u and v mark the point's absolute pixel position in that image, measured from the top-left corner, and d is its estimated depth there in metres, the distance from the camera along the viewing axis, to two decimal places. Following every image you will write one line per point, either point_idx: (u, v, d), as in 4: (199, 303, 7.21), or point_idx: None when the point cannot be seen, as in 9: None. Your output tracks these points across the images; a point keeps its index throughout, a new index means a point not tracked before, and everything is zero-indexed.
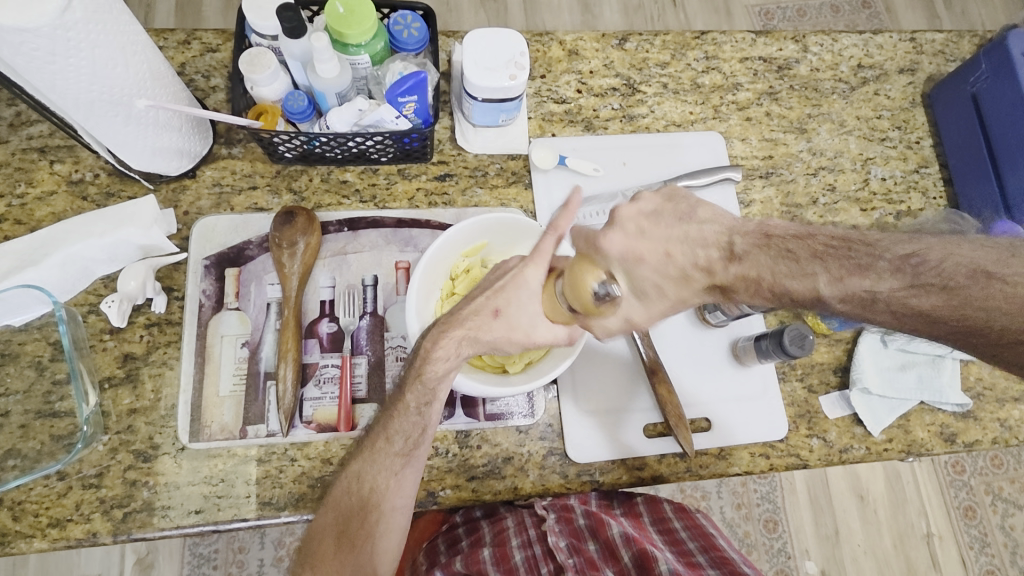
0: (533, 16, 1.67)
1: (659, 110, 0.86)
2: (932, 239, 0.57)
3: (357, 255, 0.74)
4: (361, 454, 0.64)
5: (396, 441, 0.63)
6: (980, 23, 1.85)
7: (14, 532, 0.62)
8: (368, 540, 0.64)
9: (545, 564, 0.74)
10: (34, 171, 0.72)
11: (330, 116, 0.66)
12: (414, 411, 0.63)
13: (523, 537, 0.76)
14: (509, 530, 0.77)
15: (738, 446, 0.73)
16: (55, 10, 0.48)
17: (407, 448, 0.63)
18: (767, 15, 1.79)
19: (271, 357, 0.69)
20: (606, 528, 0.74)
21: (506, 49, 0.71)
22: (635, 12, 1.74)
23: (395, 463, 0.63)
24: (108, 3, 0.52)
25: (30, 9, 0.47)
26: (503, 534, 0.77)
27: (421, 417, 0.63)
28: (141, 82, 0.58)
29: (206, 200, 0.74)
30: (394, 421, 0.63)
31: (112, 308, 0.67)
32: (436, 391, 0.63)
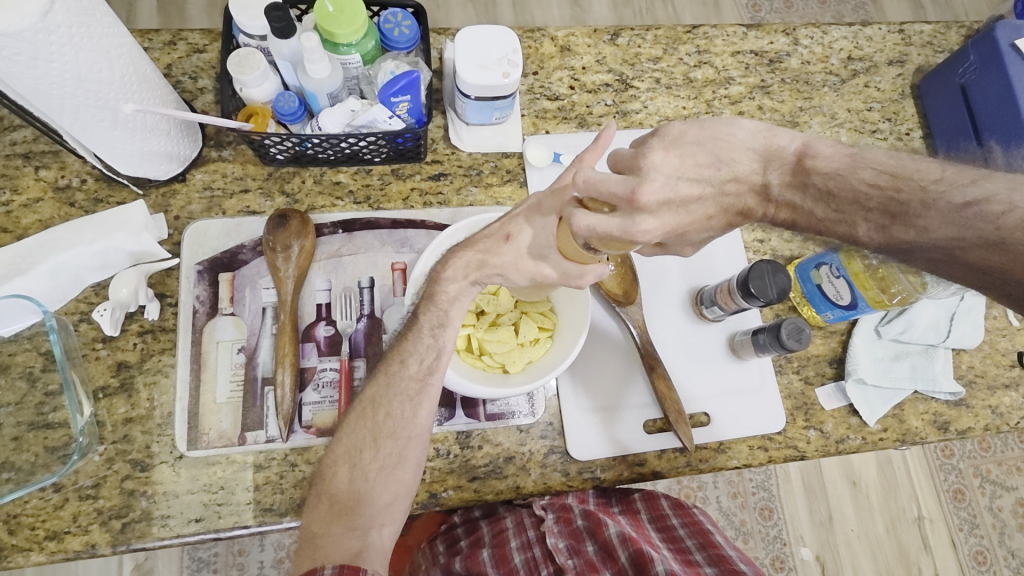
0: (522, 10, 1.66)
1: (653, 105, 0.86)
2: (997, 185, 0.52)
3: (352, 257, 0.73)
4: (375, 380, 0.64)
5: (410, 363, 0.63)
6: (964, 13, 1.87)
7: (11, 546, 0.61)
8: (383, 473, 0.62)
9: (545, 565, 0.74)
10: (19, 177, 0.70)
11: (323, 117, 0.65)
12: (427, 333, 0.63)
13: (523, 538, 0.75)
14: (509, 531, 0.76)
15: (736, 440, 0.74)
16: (35, 14, 0.47)
17: (422, 372, 0.63)
18: (756, 7, 1.80)
19: (268, 362, 0.68)
20: (603, 527, 0.73)
21: (497, 46, 0.71)
22: (624, 5, 1.73)
23: (411, 388, 0.62)
24: (89, 5, 0.51)
25: (9, 14, 0.46)
26: (502, 534, 0.76)
27: (434, 340, 0.63)
28: (126, 85, 0.57)
29: (197, 203, 0.73)
30: (407, 344, 0.64)
31: (105, 316, 0.65)
32: (451, 315, 0.64)
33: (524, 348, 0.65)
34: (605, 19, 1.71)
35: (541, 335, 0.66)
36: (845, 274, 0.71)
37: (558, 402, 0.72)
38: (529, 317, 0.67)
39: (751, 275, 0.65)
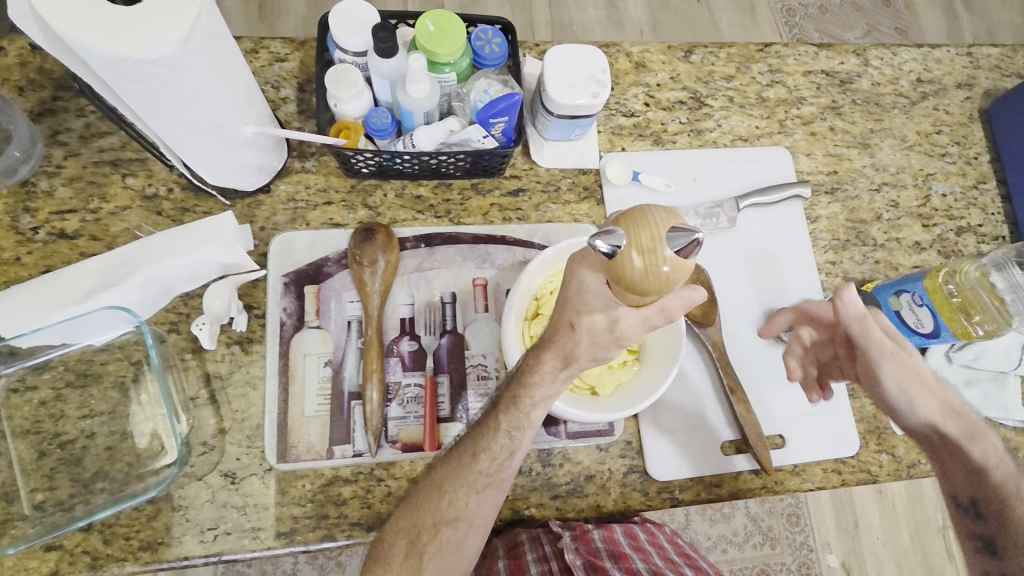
0: (559, 11, 1.64)
1: (727, 123, 0.86)
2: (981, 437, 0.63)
3: (434, 272, 0.73)
4: (446, 463, 0.63)
5: (484, 459, 0.61)
6: (1005, 27, 1.83)
7: (106, 555, 0.61)
8: (436, 557, 0.61)
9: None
10: (107, 184, 0.71)
11: (417, 134, 0.66)
12: (504, 433, 0.61)
13: (539, 552, 0.70)
14: (525, 543, 0.71)
15: (812, 463, 0.74)
16: (178, 42, 0.46)
17: (494, 470, 0.61)
18: (791, 13, 1.76)
19: (354, 376, 0.68)
20: (628, 556, 0.70)
21: (586, 65, 0.70)
22: (662, 8, 1.70)
23: (479, 482, 0.61)
24: (219, 27, 0.51)
25: (153, 41, 0.46)
26: (518, 548, 0.72)
27: (512, 440, 0.61)
28: (236, 104, 0.57)
29: (281, 215, 0.73)
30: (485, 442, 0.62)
31: (203, 331, 0.66)
32: (532, 417, 0.61)
33: (611, 370, 0.66)
34: (641, 21, 1.68)
35: (628, 357, 0.67)
36: (929, 303, 0.69)
37: (638, 421, 0.72)
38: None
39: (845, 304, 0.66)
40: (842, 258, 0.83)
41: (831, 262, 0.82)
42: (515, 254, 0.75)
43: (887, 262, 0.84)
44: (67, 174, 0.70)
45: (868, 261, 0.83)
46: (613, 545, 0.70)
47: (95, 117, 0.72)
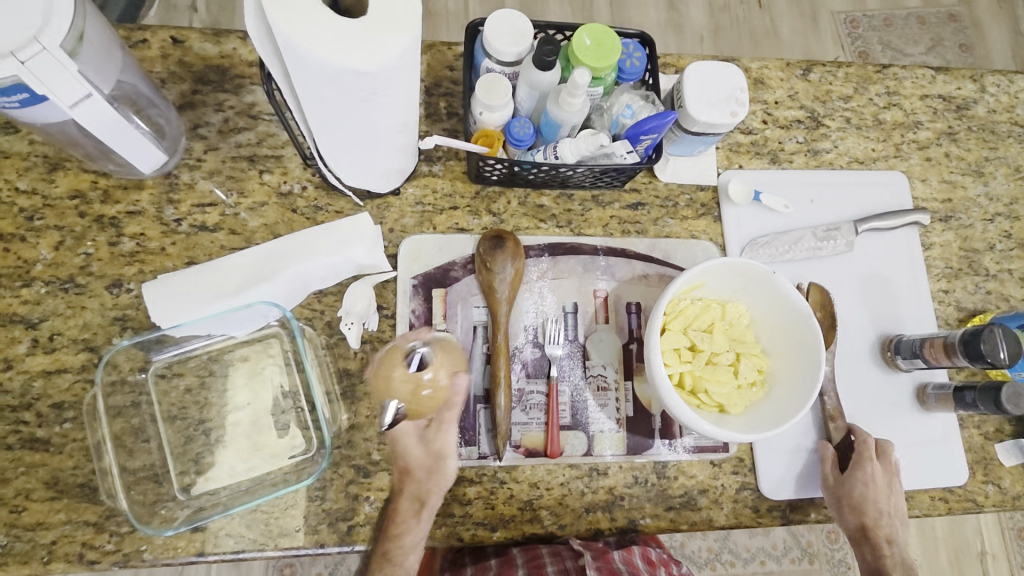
0: (620, 11, 1.59)
1: (843, 145, 0.85)
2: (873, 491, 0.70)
3: (557, 281, 0.74)
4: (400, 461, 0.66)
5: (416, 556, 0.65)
6: None
7: (249, 540, 0.63)
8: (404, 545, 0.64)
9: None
10: (244, 179, 0.72)
11: (561, 146, 0.66)
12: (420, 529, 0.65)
13: (560, 567, 0.68)
14: (544, 559, 0.69)
15: (919, 490, 0.75)
16: (395, 58, 0.48)
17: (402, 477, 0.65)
18: (853, 24, 1.70)
19: (480, 380, 0.70)
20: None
21: (725, 85, 0.71)
22: (720, 12, 1.64)
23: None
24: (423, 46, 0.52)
25: (374, 53, 0.47)
26: (538, 560, 0.69)
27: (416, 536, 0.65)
28: (410, 113, 0.58)
29: (409, 217, 0.74)
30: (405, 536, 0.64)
31: (352, 330, 0.68)
32: (434, 445, 0.65)
33: (741, 389, 0.66)
34: (700, 25, 1.63)
35: (757, 377, 0.67)
36: None
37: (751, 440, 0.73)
38: (747, 358, 0.67)
39: (984, 335, 0.66)
40: (955, 287, 0.82)
41: (944, 290, 0.82)
42: (635, 267, 0.76)
43: (999, 294, 0.83)
44: (207, 167, 0.72)
45: (980, 291, 0.83)
46: (630, 566, 0.70)
47: (233, 112, 0.73)
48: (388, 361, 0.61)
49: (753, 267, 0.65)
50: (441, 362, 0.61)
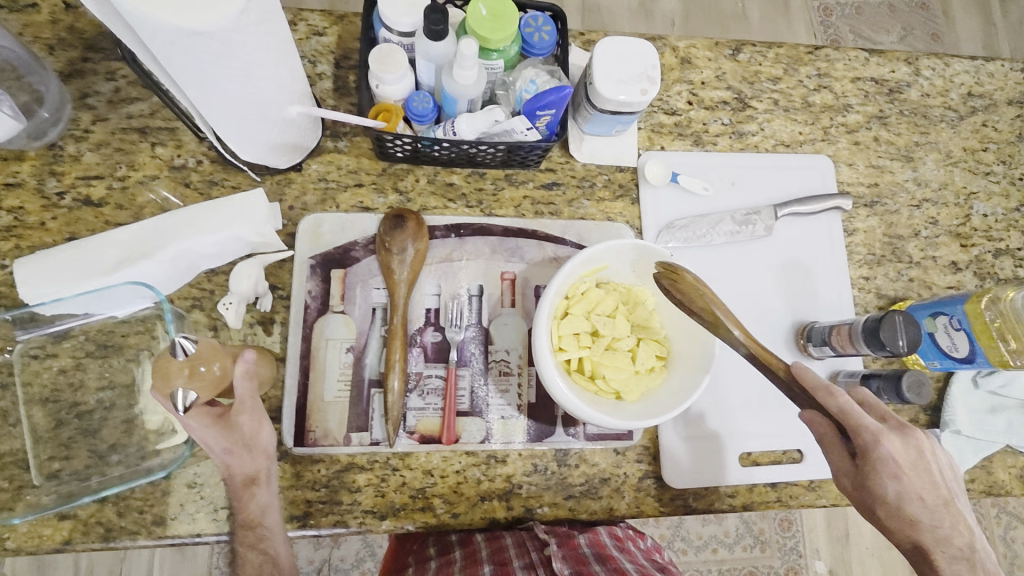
0: None
1: (769, 127, 0.83)
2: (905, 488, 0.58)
3: (463, 263, 0.72)
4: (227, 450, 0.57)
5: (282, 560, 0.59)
6: None
7: (119, 528, 0.61)
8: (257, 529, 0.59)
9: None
10: (134, 152, 0.68)
11: (459, 123, 0.63)
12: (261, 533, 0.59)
13: (525, 560, 0.64)
14: (508, 550, 0.65)
15: (827, 479, 0.74)
16: (232, 13, 0.44)
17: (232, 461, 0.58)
18: (826, 12, 1.66)
19: (376, 364, 0.68)
20: (616, 558, 0.64)
21: (638, 61, 0.67)
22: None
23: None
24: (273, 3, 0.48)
25: (208, 11, 0.43)
26: (503, 552, 0.65)
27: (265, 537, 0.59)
28: (282, 83, 0.55)
29: (311, 194, 0.71)
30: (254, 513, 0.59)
31: (230, 309, 0.65)
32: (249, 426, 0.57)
33: (638, 375, 0.65)
34: (672, 10, 1.59)
35: (656, 363, 0.66)
36: (968, 328, 0.68)
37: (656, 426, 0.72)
38: (647, 343, 0.66)
39: (884, 325, 0.63)
40: (876, 273, 0.82)
41: (864, 276, 0.81)
42: (545, 250, 0.74)
43: (921, 281, 0.82)
44: (93, 139, 0.68)
45: (902, 279, 0.82)
46: (599, 548, 0.65)
47: (125, 81, 0.69)
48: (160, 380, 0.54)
49: (652, 249, 0.63)
50: (205, 351, 0.55)
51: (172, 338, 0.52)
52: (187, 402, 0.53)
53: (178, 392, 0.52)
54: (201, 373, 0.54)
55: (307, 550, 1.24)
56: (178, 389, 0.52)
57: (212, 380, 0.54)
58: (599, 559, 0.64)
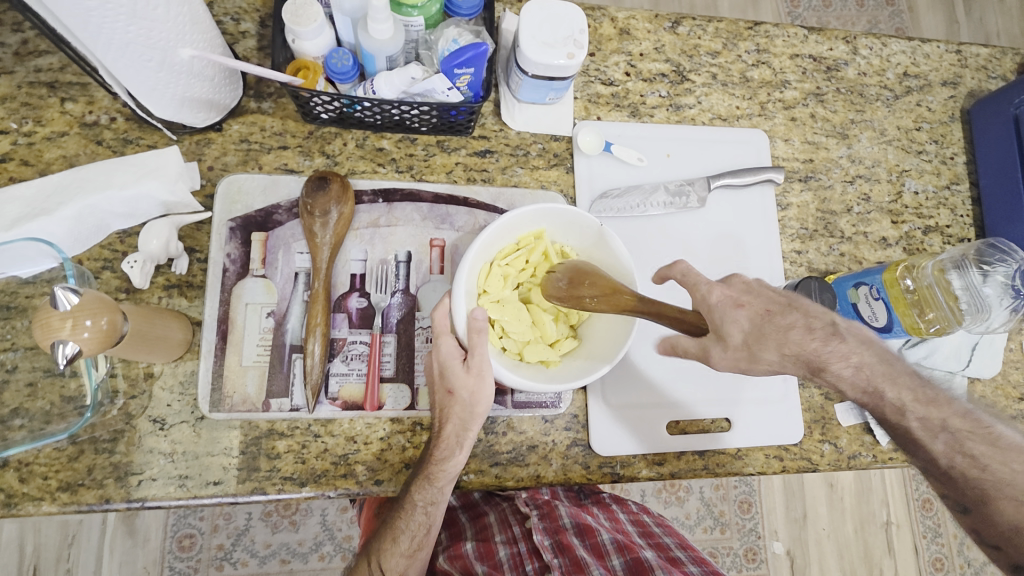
0: None
1: (706, 101, 0.83)
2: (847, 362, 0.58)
3: (391, 229, 0.71)
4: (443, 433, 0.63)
5: (403, 541, 0.66)
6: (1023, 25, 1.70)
7: (22, 494, 0.59)
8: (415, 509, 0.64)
9: (531, 562, 0.74)
10: (43, 107, 0.66)
11: (378, 80, 0.62)
12: (421, 510, 0.64)
13: (508, 535, 0.78)
14: (493, 526, 0.81)
15: (755, 448, 0.75)
16: None
17: (459, 434, 0.63)
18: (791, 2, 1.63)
19: (297, 329, 0.66)
20: (593, 531, 0.75)
21: (565, 24, 0.66)
22: None
23: (401, 564, 0.66)
24: None
25: None
26: (486, 531, 0.81)
27: (428, 516, 0.65)
28: (177, 30, 0.52)
29: (232, 155, 0.69)
30: (417, 494, 0.64)
31: (135, 269, 0.62)
32: (477, 412, 0.63)
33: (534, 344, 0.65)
34: None
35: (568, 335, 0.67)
36: (885, 297, 0.68)
37: (586, 393, 0.72)
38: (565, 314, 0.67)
39: None
40: (809, 248, 0.82)
41: (797, 250, 0.82)
42: (476, 217, 0.73)
43: (852, 256, 0.84)
44: None
45: (834, 253, 0.83)
46: (579, 521, 0.76)
47: (33, 33, 0.66)
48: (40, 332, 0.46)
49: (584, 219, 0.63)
50: (92, 303, 0.48)
51: (54, 289, 0.46)
52: (73, 357, 0.46)
53: (61, 346, 0.46)
54: (89, 327, 0.47)
55: (264, 534, 1.19)
56: (59, 343, 0.46)
57: (102, 333, 0.48)
58: (578, 532, 0.74)
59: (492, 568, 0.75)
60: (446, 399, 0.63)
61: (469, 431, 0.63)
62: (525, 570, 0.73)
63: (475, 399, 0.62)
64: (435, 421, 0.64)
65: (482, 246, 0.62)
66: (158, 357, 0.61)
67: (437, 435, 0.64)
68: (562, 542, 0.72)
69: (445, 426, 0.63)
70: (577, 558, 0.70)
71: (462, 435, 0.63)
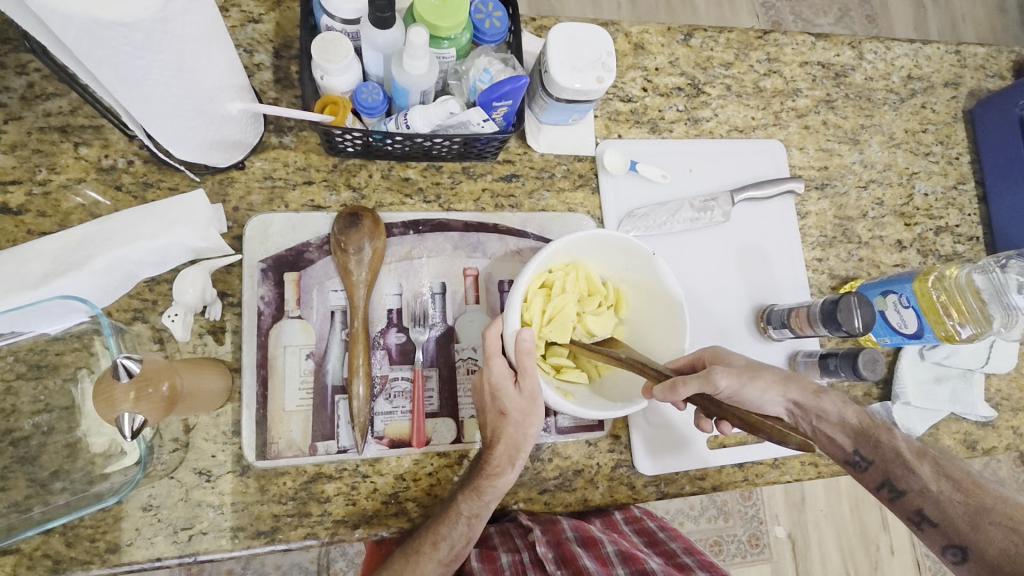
0: None
1: (723, 113, 0.84)
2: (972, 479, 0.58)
3: (424, 261, 0.70)
4: (493, 451, 0.62)
5: (442, 549, 0.61)
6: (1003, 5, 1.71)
7: (69, 559, 0.58)
8: (453, 524, 0.62)
9: (533, 572, 0.64)
10: (57, 154, 0.63)
11: (412, 114, 0.61)
12: (464, 522, 0.62)
13: (511, 545, 0.67)
14: (494, 538, 0.69)
15: (790, 456, 0.76)
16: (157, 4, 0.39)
17: (510, 453, 0.62)
18: None
19: (338, 369, 0.65)
20: (598, 541, 0.65)
21: (592, 47, 0.66)
22: None
23: (435, 570, 0.61)
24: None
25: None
26: (490, 540, 0.69)
27: (470, 529, 0.62)
28: (218, 77, 0.49)
29: (258, 194, 0.67)
30: (461, 504, 0.62)
31: (176, 322, 0.61)
32: (529, 434, 0.62)
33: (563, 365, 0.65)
34: None
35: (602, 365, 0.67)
36: (916, 305, 0.70)
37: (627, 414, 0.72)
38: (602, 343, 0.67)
39: (840, 306, 0.66)
40: (829, 254, 0.84)
41: (818, 258, 0.84)
42: (507, 243, 0.73)
43: (870, 260, 0.86)
44: (8, 140, 0.62)
45: (852, 258, 0.85)
46: (583, 532, 0.66)
47: (39, 75, 0.63)
48: (99, 404, 0.45)
49: (640, 250, 0.64)
50: (153, 371, 0.46)
51: (115, 358, 0.44)
52: (139, 430, 0.45)
53: (127, 420, 0.44)
54: (152, 396, 0.45)
55: (274, 556, 1.17)
56: (126, 415, 0.44)
57: (165, 399, 0.46)
58: (581, 544, 0.65)
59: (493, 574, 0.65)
60: (499, 420, 0.62)
61: (522, 453, 0.62)
62: None
63: (528, 420, 0.61)
64: (485, 442, 0.63)
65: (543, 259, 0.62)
66: (202, 409, 0.60)
67: (487, 455, 0.63)
68: (565, 553, 0.63)
69: (496, 447, 0.62)
70: (580, 569, 0.61)
71: (513, 456, 0.62)
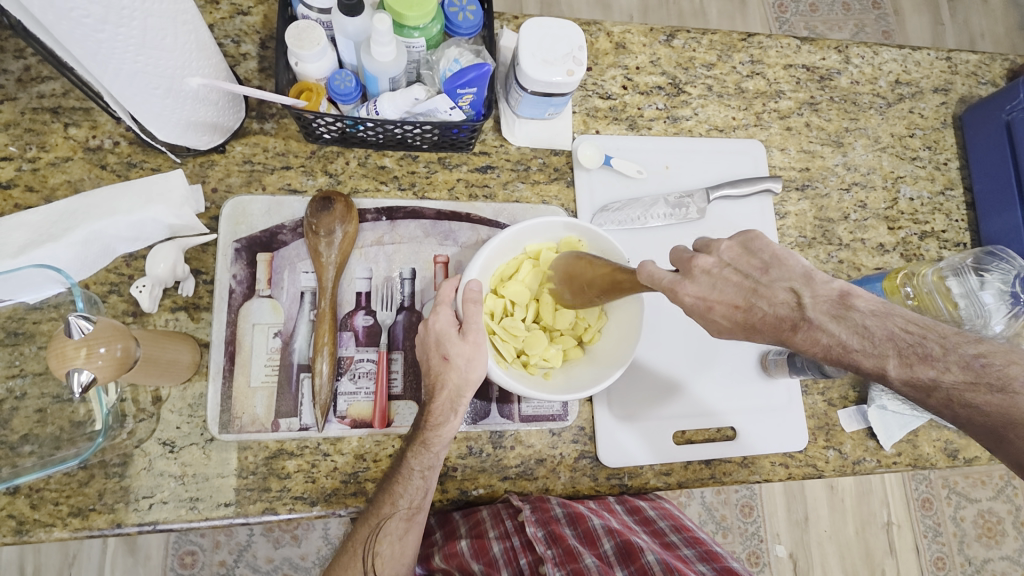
0: None
1: (703, 113, 0.84)
2: None
3: (395, 247, 0.71)
4: (437, 398, 0.62)
5: (401, 505, 0.62)
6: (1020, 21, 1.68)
7: (33, 521, 0.59)
8: (403, 481, 0.62)
9: (524, 555, 0.66)
10: (46, 133, 0.66)
11: (382, 101, 0.63)
12: (418, 476, 0.62)
13: (501, 528, 0.67)
14: (485, 522, 0.68)
15: (760, 456, 0.76)
16: None
17: (453, 402, 0.62)
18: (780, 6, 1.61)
19: (304, 348, 0.66)
20: (585, 516, 0.67)
21: (563, 41, 0.67)
22: None
23: (400, 527, 0.62)
24: None
25: None
26: (480, 525, 0.68)
27: (425, 481, 0.63)
28: (186, 56, 0.52)
29: (236, 176, 0.70)
30: (413, 460, 0.62)
31: (143, 293, 0.63)
32: (470, 379, 0.62)
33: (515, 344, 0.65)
34: (631, 6, 1.49)
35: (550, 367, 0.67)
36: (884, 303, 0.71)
37: (592, 405, 0.72)
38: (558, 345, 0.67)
39: None
40: (807, 255, 0.84)
41: None
42: (479, 233, 0.74)
43: (850, 262, 0.85)
44: (2, 119, 0.66)
45: (832, 260, 0.85)
46: (571, 508, 0.68)
47: (35, 59, 0.66)
48: (56, 361, 0.46)
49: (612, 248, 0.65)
50: (106, 331, 0.48)
51: (66, 316, 0.47)
52: (88, 384, 0.47)
53: (75, 373, 0.46)
54: (103, 354, 0.48)
55: (266, 549, 1.19)
56: (75, 371, 0.46)
57: (117, 359, 0.49)
58: (570, 522, 0.66)
59: (488, 566, 0.66)
60: (441, 367, 0.62)
61: (464, 398, 0.62)
62: (519, 566, 0.65)
63: (471, 365, 0.61)
64: (428, 389, 0.63)
65: (515, 235, 0.65)
66: (169, 380, 0.62)
67: (429, 403, 0.63)
68: (554, 531, 0.64)
69: (438, 395, 0.62)
70: (570, 547, 0.63)
71: (455, 403, 0.62)
